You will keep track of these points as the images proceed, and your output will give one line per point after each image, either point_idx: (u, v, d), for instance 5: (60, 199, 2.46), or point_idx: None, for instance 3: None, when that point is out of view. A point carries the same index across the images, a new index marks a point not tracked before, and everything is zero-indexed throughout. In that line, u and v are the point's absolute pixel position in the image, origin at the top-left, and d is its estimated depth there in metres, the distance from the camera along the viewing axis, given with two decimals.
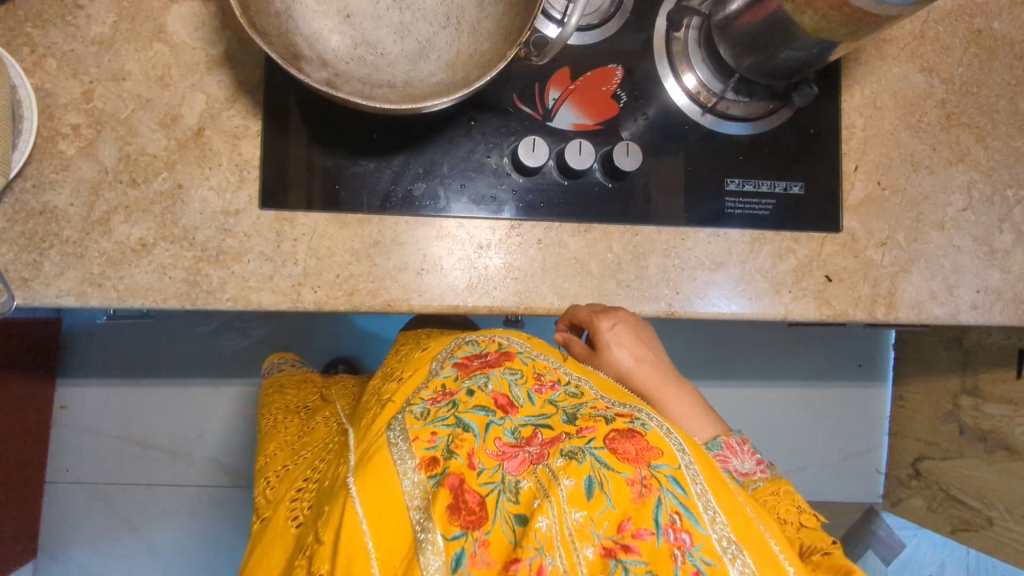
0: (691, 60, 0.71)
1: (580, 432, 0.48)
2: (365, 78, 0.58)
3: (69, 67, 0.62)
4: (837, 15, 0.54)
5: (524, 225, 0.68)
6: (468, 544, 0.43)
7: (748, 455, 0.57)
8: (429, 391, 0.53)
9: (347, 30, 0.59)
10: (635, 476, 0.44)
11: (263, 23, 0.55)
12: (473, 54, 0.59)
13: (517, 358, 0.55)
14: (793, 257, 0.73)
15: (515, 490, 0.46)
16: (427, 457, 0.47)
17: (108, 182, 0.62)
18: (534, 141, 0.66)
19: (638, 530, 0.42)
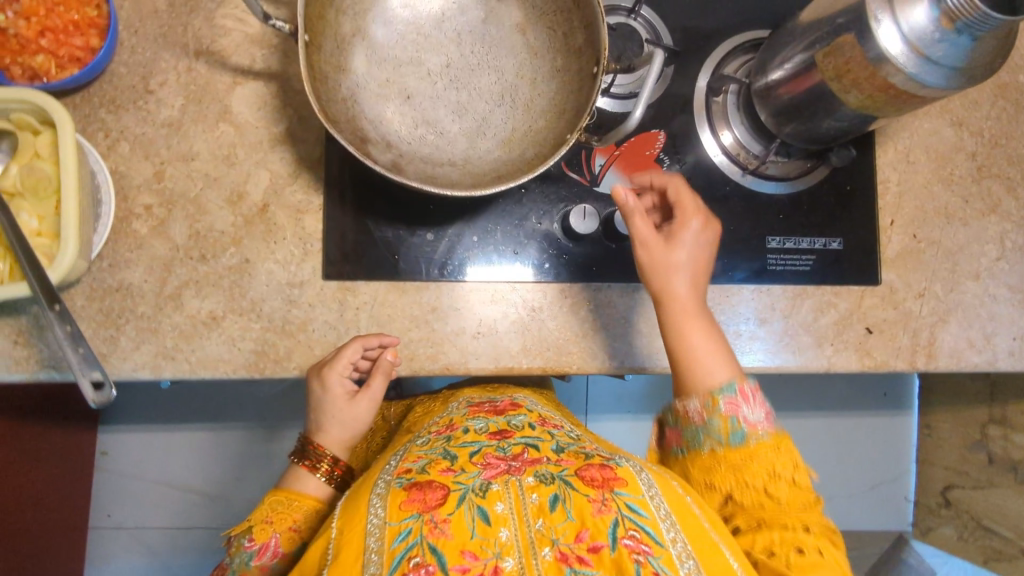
0: (731, 123, 0.73)
1: (558, 460, 0.56)
2: (428, 157, 0.61)
3: (142, 149, 0.65)
4: (883, 96, 0.55)
5: (575, 287, 0.70)
6: (424, 525, 0.49)
7: (758, 405, 0.59)
8: (439, 426, 0.65)
9: (408, 111, 0.61)
10: (597, 497, 0.51)
11: (334, 110, 0.58)
12: (528, 132, 0.62)
13: (523, 408, 0.67)
14: (834, 310, 0.75)
15: (484, 489, 0.52)
16: (406, 467, 0.55)
17: (179, 259, 0.64)
18: (584, 209, 0.68)
19: (593, 543, 0.49)
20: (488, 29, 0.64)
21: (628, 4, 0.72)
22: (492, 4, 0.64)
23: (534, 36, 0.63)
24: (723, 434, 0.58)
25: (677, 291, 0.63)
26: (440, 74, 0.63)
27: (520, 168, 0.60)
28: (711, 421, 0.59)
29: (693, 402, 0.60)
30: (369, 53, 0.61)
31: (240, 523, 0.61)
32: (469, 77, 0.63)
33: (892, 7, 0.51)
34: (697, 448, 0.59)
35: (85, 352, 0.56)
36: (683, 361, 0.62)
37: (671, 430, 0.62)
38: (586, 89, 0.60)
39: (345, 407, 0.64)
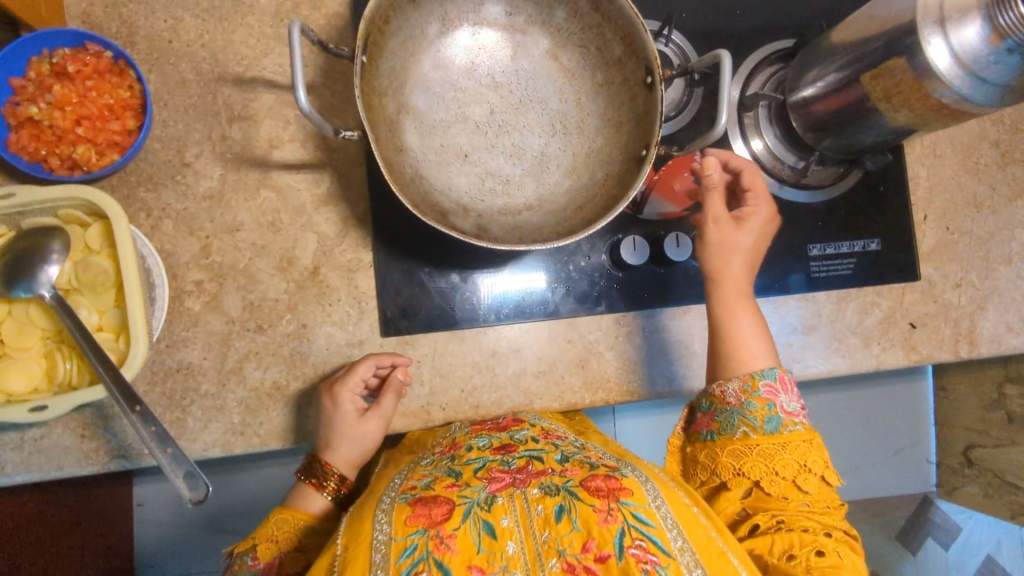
0: (765, 137, 0.73)
1: (564, 471, 0.53)
2: (505, 209, 0.61)
3: (186, 225, 0.64)
4: (934, 113, 0.56)
5: (630, 316, 0.71)
6: (430, 541, 0.46)
7: (795, 396, 0.61)
8: (443, 446, 0.61)
9: (472, 170, 0.61)
10: (603, 506, 0.48)
11: (412, 195, 0.57)
12: (590, 153, 0.62)
13: (526, 423, 0.63)
14: (878, 310, 0.76)
15: (490, 503, 0.49)
16: (411, 484, 0.52)
17: (237, 331, 0.64)
18: (634, 240, 0.69)
19: (601, 552, 0.46)
20: (519, 64, 0.63)
21: (654, 27, 0.71)
22: (517, 37, 0.62)
23: (567, 59, 0.63)
24: (760, 418, 0.59)
25: (732, 272, 0.63)
26: (487, 123, 0.62)
27: (597, 194, 0.60)
28: (749, 404, 0.59)
29: (731, 383, 0.61)
30: (418, 125, 0.60)
31: (243, 540, 0.57)
32: (516, 117, 0.62)
33: (943, 27, 0.50)
34: (729, 432, 0.59)
35: (173, 450, 0.52)
36: (726, 340, 0.63)
37: (704, 414, 0.62)
38: (641, 97, 0.58)
39: (356, 427, 0.62)
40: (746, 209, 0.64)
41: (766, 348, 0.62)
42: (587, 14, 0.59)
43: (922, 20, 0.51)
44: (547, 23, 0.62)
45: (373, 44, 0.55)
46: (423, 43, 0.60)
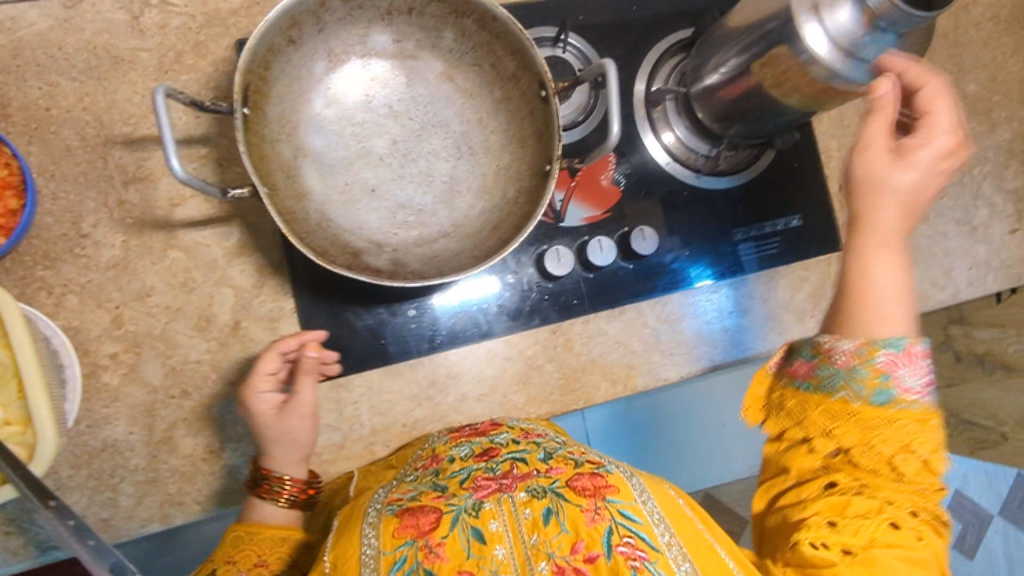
0: (675, 128, 0.73)
1: (548, 471, 0.51)
2: (420, 240, 0.60)
3: (91, 298, 0.61)
4: (824, 95, 0.58)
5: (564, 325, 0.70)
6: (419, 551, 0.45)
7: (923, 371, 0.44)
8: (422, 461, 0.58)
9: (380, 205, 0.60)
10: (590, 505, 0.47)
11: (319, 243, 0.56)
12: (499, 171, 0.61)
13: (505, 424, 0.60)
14: (808, 284, 0.77)
15: (476, 508, 0.48)
16: (398, 494, 0.50)
17: (161, 400, 0.62)
18: (558, 251, 0.68)
19: (589, 553, 0.45)
20: (416, 90, 0.62)
21: (552, 33, 0.71)
22: (409, 64, 0.61)
23: (463, 79, 0.62)
24: (868, 389, 0.44)
25: (882, 219, 0.47)
26: (391, 155, 0.61)
27: (510, 213, 0.59)
28: (860, 370, 0.44)
29: (849, 340, 0.46)
30: (318, 167, 0.59)
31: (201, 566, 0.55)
32: (420, 144, 0.61)
33: (818, 13, 0.52)
34: (828, 391, 0.46)
35: (97, 542, 0.47)
36: (861, 298, 0.46)
37: (801, 361, 0.48)
38: (540, 111, 0.58)
39: (281, 423, 0.59)
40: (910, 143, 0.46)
41: (907, 311, 0.46)
42: (475, 34, 0.58)
43: (798, 7, 0.53)
44: (438, 46, 0.61)
45: (255, 93, 0.54)
46: (311, 82, 0.59)
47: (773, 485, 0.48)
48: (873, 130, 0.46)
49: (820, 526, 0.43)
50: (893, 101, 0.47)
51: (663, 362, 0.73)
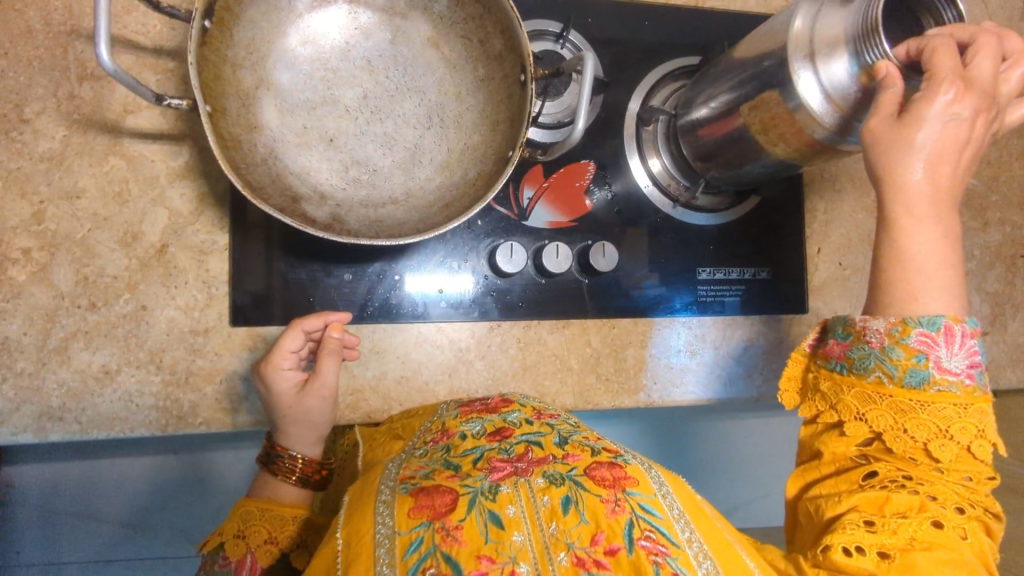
0: (661, 152, 0.71)
1: (565, 458, 0.47)
2: (368, 200, 0.57)
3: (17, 186, 0.58)
4: (806, 149, 0.55)
5: (504, 325, 0.68)
6: (435, 534, 0.39)
7: (964, 350, 0.45)
8: (431, 433, 0.55)
9: (334, 156, 0.57)
10: (609, 496, 0.42)
11: (257, 177, 0.53)
12: (465, 150, 0.59)
13: (515, 403, 0.58)
14: (764, 340, 0.75)
15: (494, 492, 0.43)
16: (409, 474, 0.47)
17: (65, 308, 0.58)
18: (511, 247, 0.65)
19: (610, 545, 0.40)
20: (398, 50, 0.59)
21: (556, 28, 0.69)
22: (397, 22, 0.59)
23: (449, 48, 0.60)
24: (900, 370, 0.45)
25: (917, 185, 0.44)
26: (358, 108, 0.58)
27: (466, 193, 0.57)
28: (892, 350, 0.45)
29: (881, 320, 0.46)
30: (279, 103, 0.56)
31: (211, 537, 0.54)
32: (391, 105, 0.59)
33: (813, 61, 0.50)
34: (861, 372, 0.48)
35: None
36: (895, 275, 0.46)
37: (836, 342, 0.50)
38: (517, 97, 0.56)
39: (303, 402, 0.56)
40: (916, 103, 0.44)
41: (939, 272, 0.45)
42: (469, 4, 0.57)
43: (793, 52, 0.51)
44: (429, 10, 0.59)
45: (225, 9, 0.51)
46: (290, 16, 0.57)
47: (807, 471, 0.50)
48: (885, 104, 0.45)
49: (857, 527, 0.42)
50: (899, 76, 0.45)
51: (598, 386, 0.70)
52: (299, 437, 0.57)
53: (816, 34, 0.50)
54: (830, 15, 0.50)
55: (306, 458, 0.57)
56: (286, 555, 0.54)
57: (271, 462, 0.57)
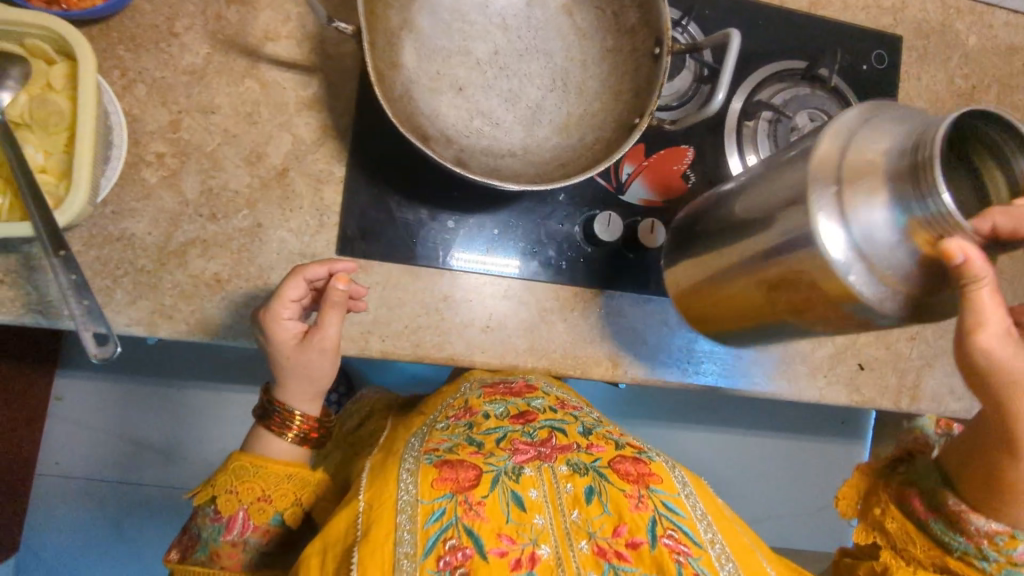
0: (757, 145, 0.72)
1: (588, 448, 0.55)
2: (489, 150, 0.60)
3: (159, 94, 0.61)
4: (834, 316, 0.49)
5: (588, 292, 0.70)
6: (458, 506, 0.48)
7: None
8: (454, 409, 0.61)
9: (461, 103, 0.60)
10: (633, 492, 0.51)
11: (393, 111, 0.56)
12: (585, 115, 0.61)
13: (539, 389, 0.64)
14: (831, 343, 0.76)
15: (517, 473, 0.52)
16: (434, 446, 0.55)
17: (188, 214, 0.61)
18: (609, 217, 0.67)
19: (632, 538, 0.48)
20: (532, 12, 0.62)
21: (676, 16, 0.71)
22: None
23: (581, 17, 0.62)
24: (993, 566, 0.49)
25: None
26: (488, 62, 0.61)
27: (583, 155, 0.59)
28: (989, 552, 0.49)
29: (987, 521, 0.48)
30: (418, 46, 0.59)
31: (202, 489, 0.55)
32: (518, 63, 0.62)
33: (843, 204, 0.43)
34: (945, 546, 0.51)
35: (66, 255, 0.50)
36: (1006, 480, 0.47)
37: (921, 501, 0.53)
38: (646, 69, 0.58)
39: (301, 359, 0.56)
40: None
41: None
42: None
43: (820, 180, 0.44)
44: None
45: None
46: None
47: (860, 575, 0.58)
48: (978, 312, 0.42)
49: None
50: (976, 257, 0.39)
51: (669, 364, 0.72)
52: (297, 392, 0.57)
53: (847, 158, 0.44)
54: (866, 141, 0.44)
55: (303, 415, 0.57)
56: (279, 513, 0.55)
57: (268, 418, 0.57)
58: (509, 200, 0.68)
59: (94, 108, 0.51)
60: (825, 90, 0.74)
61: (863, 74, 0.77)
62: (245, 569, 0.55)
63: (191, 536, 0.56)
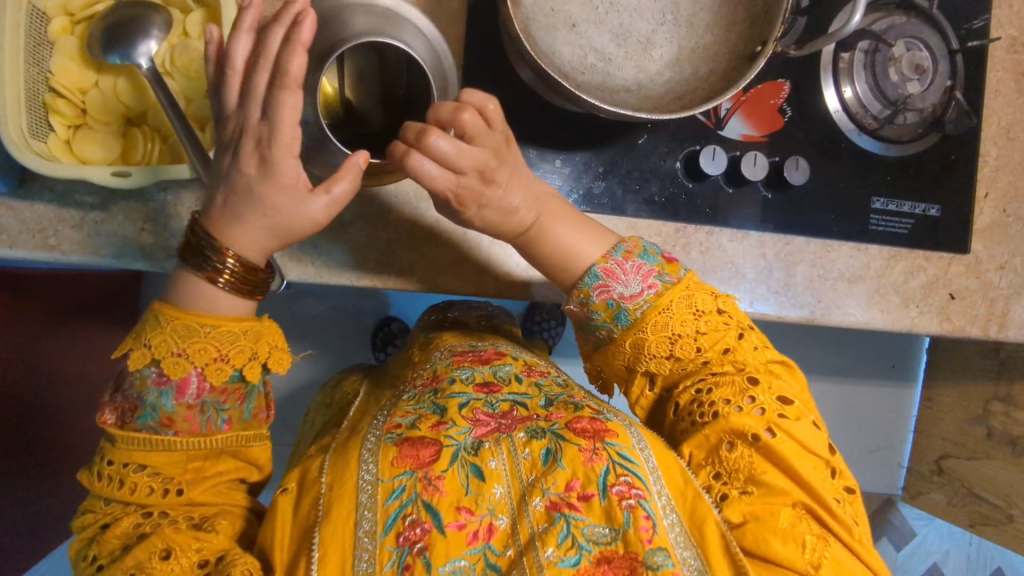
0: (854, 76, 0.73)
1: (549, 415, 0.56)
2: (603, 86, 0.60)
3: None
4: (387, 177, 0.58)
5: (690, 228, 0.71)
6: (418, 482, 0.50)
7: (638, 276, 0.57)
8: (422, 378, 0.62)
9: (575, 41, 0.61)
10: (588, 445, 0.52)
11: (516, 48, 0.57)
12: (697, 48, 0.62)
13: (508, 355, 0.65)
14: (923, 274, 0.77)
15: (475, 447, 0.53)
16: (395, 422, 0.55)
17: None
18: (714, 150, 0.69)
19: (584, 491, 0.50)
20: None
21: None
22: None
23: None
24: (609, 318, 0.57)
25: (515, 222, 0.56)
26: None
27: (699, 88, 0.60)
28: (595, 314, 0.58)
29: (573, 302, 0.59)
30: None
31: (139, 351, 0.49)
32: None
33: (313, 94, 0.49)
34: (620, 325, 0.57)
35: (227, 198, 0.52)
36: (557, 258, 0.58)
37: (582, 304, 0.58)
38: None
39: (264, 192, 0.46)
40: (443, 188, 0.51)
41: (579, 232, 0.58)
42: None
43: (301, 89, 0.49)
44: None
45: None
46: None
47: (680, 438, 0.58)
48: (432, 181, 0.50)
49: (781, 518, 0.50)
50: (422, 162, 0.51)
51: (767, 298, 0.73)
52: (244, 235, 0.48)
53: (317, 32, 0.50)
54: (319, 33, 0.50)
55: (239, 260, 0.49)
56: (238, 369, 0.51)
57: (192, 255, 0.49)
58: (612, 137, 0.69)
59: None
60: (920, 17, 0.75)
61: (955, 3, 0.77)
62: (203, 437, 0.51)
63: (129, 400, 0.50)
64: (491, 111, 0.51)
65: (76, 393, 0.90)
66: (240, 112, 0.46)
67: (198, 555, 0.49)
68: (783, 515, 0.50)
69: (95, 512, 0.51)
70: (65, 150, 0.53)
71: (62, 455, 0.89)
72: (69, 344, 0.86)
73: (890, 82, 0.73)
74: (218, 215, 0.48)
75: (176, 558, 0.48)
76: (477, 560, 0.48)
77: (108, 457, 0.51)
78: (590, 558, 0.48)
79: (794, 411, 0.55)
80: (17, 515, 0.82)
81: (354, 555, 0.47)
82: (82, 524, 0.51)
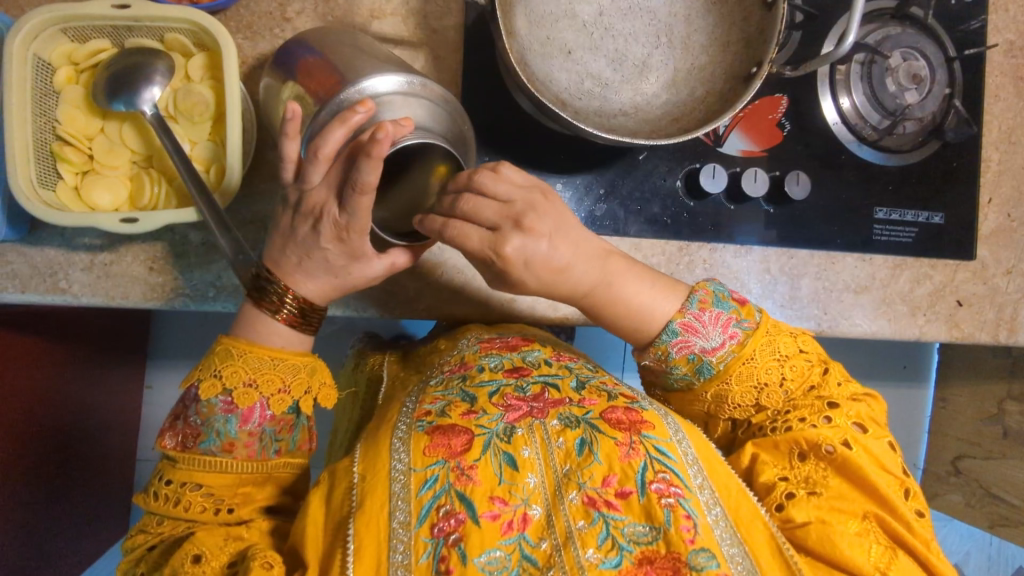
0: (850, 87, 0.73)
1: (581, 401, 0.55)
2: (601, 110, 0.61)
3: None
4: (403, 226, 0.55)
5: (692, 245, 0.71)
6: (450, 472, 0.50)
7: (716, 326, 0.56)
8: (451, 363, 0.62)
9: (571, 67, 0.61)
10: (624, 440, 0.51)
11: (513, 78, 0.58)
12: (693, 69, 0.62)
13: (535, 342, 0.65)
14: (930, 282, 0.77)
15: (508, 434, 0.52)
16: (425, 409, 0.55)
17: None
18: (714, 168, 0.69)
19: (622, 488, 0.49)
20: None
21: None
22: None
23: None
24: (691, 368, 0.57)
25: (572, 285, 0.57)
26: (594, 24, 0.62)
27: (696, 109, 0.61)
28: (675, 367, 0.57)
29: (647, 359, 0.58)
30: (528, 14, 0.60)
31: (208, 381, 0.52)
32: (622, 22, 0.63)
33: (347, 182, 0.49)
34: (704, 377, 0.57)
35: (235, 235, 0.53)
36: (627, 310, 0.57)
37: (660, 358, 0.58)
38: (756, 18, 0.60)
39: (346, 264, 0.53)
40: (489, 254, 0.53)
41: (651, 284, 0.58)
42: None
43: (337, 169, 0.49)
44: None
45: None
46: None
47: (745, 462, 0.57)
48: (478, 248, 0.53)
49: (851, 526, 0.50)
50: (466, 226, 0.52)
51: (772, 312, 0.73)
52: (317, 291, 0.54)
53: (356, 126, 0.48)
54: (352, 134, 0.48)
55: (297, 298, 0.53)
56: (295, 401, 0.54)
57: (259, 294, 0.53)
58: (614, 157, 0.69)
59: (238, 92, 0.53)
60: (915, 27, 0.75)
61: (950, 9, 0.77)
62: (258, 462, 0.53)
63: (193, 426, 0.52)
64: (513, 174, 0.54)
65: (90, 426, 0.90)
66: (321, 193, 0.49)
67: (228, 556, 0.49)
68: (849, 526, 0.50)
69: (146, 532, 0.52)
70: (74, 197, 0.54)
71: (77, 491, 0.89)
72: (78, 377, 0.86)
73: (888, 91, 0.72)
74: (295, 267, 0.53)
75: (207, 563, 0.48)
76: (513, 551, 0.47)
77: (165, 477, 0.52)
78: (631, 559, 0.46)
79: (875, 433, 0.54)
80: (33, 553, 0.82)
81: (390, 546, 0.47)
82: (131, 545, 0.52)
